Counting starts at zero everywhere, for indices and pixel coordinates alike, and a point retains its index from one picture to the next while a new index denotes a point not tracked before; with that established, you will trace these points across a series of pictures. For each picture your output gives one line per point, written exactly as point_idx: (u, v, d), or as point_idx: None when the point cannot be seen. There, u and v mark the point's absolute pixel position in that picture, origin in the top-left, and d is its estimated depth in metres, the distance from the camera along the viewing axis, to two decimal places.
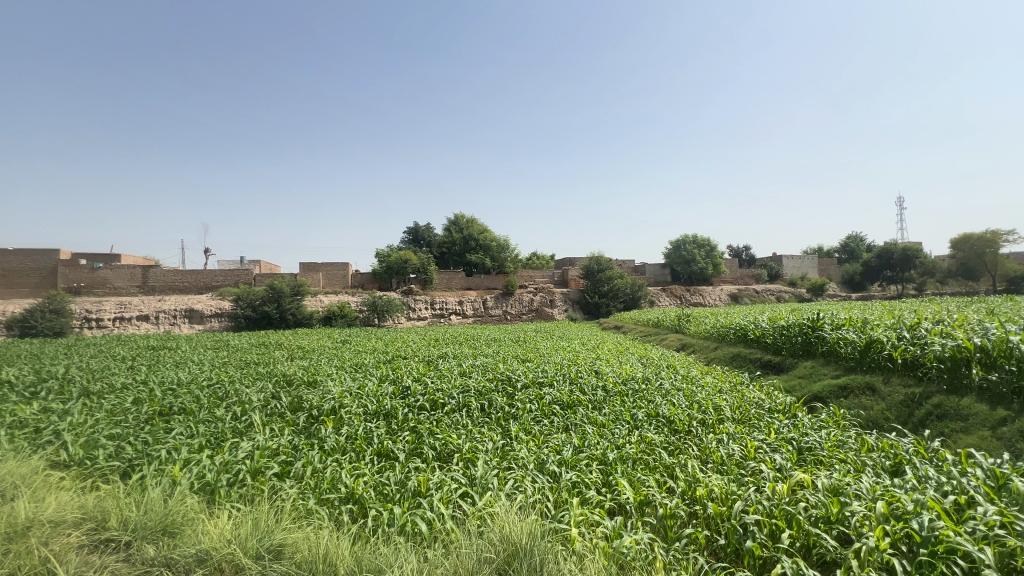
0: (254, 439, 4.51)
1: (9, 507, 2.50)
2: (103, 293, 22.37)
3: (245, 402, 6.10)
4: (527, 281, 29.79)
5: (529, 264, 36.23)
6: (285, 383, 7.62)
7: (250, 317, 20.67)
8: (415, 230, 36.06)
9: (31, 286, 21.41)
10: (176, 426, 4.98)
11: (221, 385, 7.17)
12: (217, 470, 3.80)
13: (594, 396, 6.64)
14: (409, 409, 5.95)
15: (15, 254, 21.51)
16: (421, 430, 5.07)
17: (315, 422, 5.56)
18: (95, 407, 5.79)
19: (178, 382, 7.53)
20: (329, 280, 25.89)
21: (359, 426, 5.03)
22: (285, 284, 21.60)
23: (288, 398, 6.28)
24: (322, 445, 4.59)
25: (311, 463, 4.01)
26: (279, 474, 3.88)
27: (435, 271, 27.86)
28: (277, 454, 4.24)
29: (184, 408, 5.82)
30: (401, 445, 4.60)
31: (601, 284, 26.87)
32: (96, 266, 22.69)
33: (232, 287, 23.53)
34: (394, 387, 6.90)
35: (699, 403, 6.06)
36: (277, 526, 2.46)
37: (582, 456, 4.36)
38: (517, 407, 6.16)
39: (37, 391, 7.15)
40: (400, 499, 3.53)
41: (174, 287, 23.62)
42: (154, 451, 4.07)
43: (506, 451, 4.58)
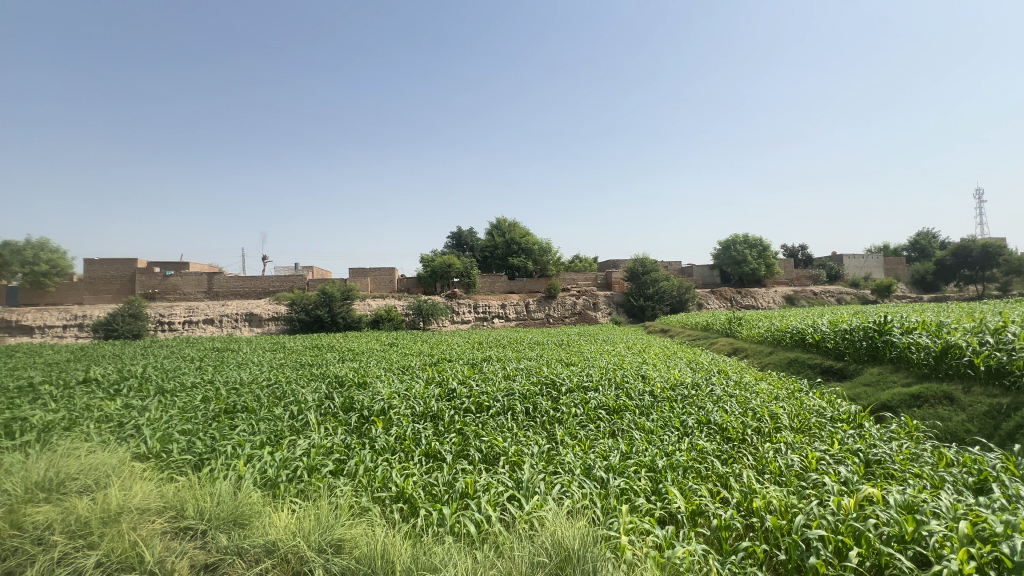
0: (310, 437, 4.73)
1: (102, 494, 2.74)
2: (174, 298, 24.15)
3: (301, 401, 6.42)
4: (570, 284, 29.61)
5: (571, 267, 35.99)
6: (337, 383, 7.95)
7: (304, 320, 21.72)
8: (459, 234, 36.77)
9: (114, 292, 23.54)
10: (239, 423, 5.32)
11: (279, 385, 7.59)
12: (277, 466, 4.03)
13: (641, 401, 6.49)
14: (455, 411, 6.07)
15: (100, 263, 23.64)
16: (467, 432, 5.15)
17: (366, 421, 5.77)
18: (169, 405, 6.27)
19: (241, 381, 8.03)
20: (376, 285, 26.75)
21: (407, 427, 5.17)
22: (336, 289, 22.54)
23: (340, 398, 6.56)
24: (373, 444, 4.75)
25: (363, 461, 4.17)
26: (333, 471, 4.07)
27: (478, 274, 28.23)
28: (331, 452, 4.44)
29: (247, 406, 6.20)
30: (448, 446, 4.70)
31: (645, 287, 26.28)
32: (167, 273, 24.53)
33: (288, 292, 24.83)
34: (440, 389, 7.06)
35: (753, 411, 5.79)
36: (336, 521, 2.55)
37: (630, 462, 4.28)
38: (562, 411, 6.14)
39: (120, 387, 7.86)
40: (448, 500, 3.60)
41: (236, 292, 25.21)
42: (221, 446, 4.36)
43: (552, 455, 4.57)
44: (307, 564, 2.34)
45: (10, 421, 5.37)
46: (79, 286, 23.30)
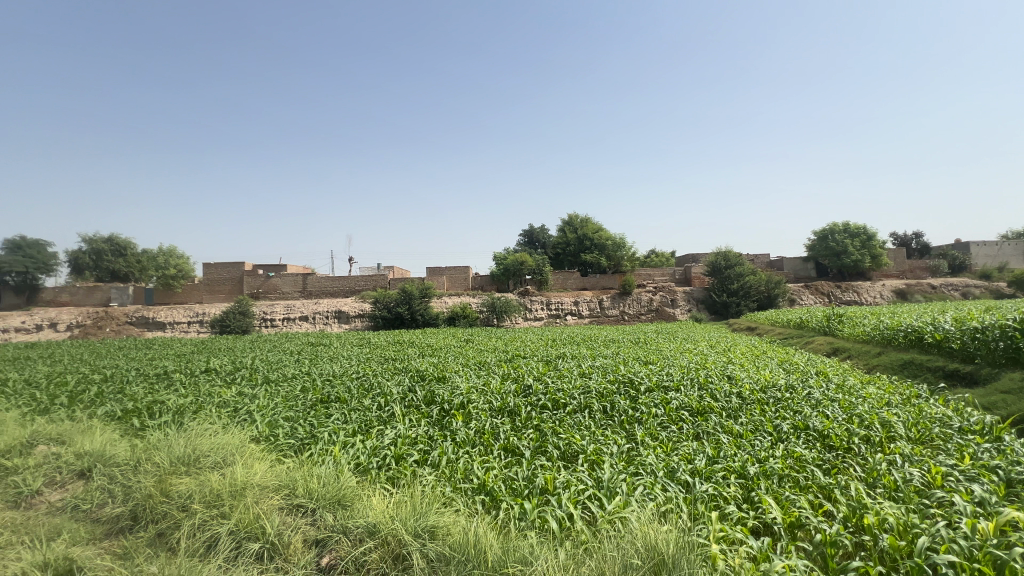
0: (397, 428, 5.02)
1: (230, 471, 3.08)
2: (275, 298, 26.69)
3: (387, 393, 6.84)
4: (645, 279, 28.58)
5: (647, 263, 34.73)
6: (419, 377, 8.36)
7: (386, 317, 23.03)
8: (531, 232, 37.06)
9: (226, 292, 26.53)
10: (334, 413, 5.78)
11: (367, 377, 8.12)
12: (368, 454, 4.32)
13: (727, 403, 6.12)
14: (532, 407, 6.11)
15: (215, 267, 26.77)
16: (544, 428, 5.17)
17: (447, 414, 6.00)
18: (274, 393, 6.97)
19: (333, 374, 8.70)
20: (452, 283, 27.65)
21: (486, 422, 5.30)
22: (415, 287, 23.64)
23: (423, 391, 6.88)
24: (454, 437, 4.92)
25: (446, 453, 4.35)
26: (418, 461, 4.29)
27: (550, 271, 28.21)
28: (416, 442, 4.67)
29: (339, 397, 6.72)
30: (526, 442, 4.75)
31: (729, 282, 24.73)
32: (269, 275, 27.19)
33: (371, 291, 26.45)
34: (516, 385, 7.15)
35: (860, 417, 5.23)
36: (428, 509, 2.67)
37: (717, 467, 4.06)
38: (641, 411, 5.95)
39: (234, 377, 8.87)
40: (529, 496, 3.64)
41: (327, 291, 27.32)
42: (319, 432, 4.77)
43: (632, 456, 4.46)
44: (404, 547, 2.47)
45: (152, 404, 6.27)
46: (199, 287, 26.56)
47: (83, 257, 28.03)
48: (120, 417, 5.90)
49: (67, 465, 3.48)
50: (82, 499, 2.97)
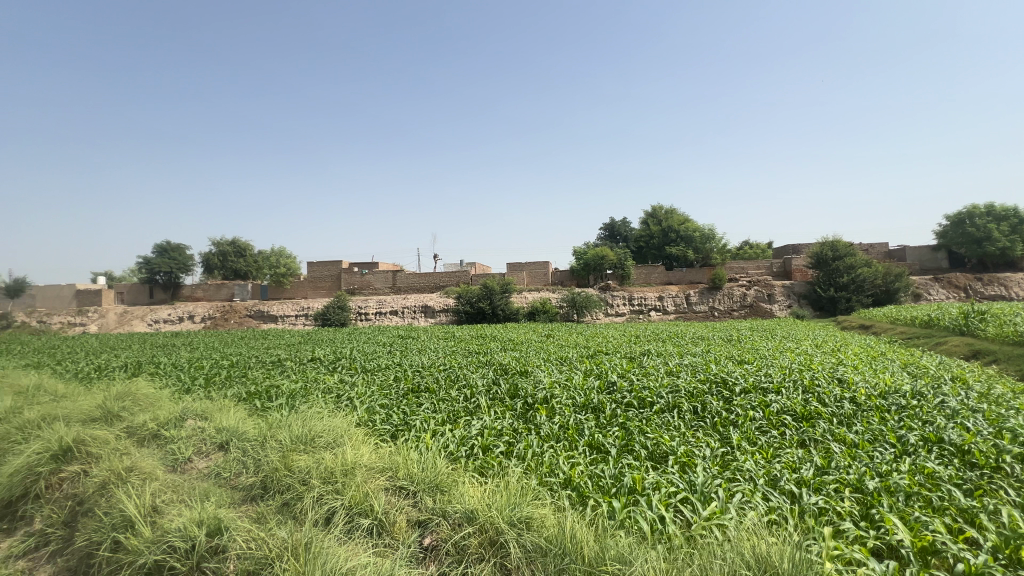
0: (483, 420, 5.18)
1: (341, 452, 3.36)
2: (369, 293, 28.69)
3: (472, 385, 7.10)
4: (738, 273, 26.69)
5: (739, 255, 32.39)
6: (502, 370, 8.55)
7: (469, 312, 23.83)
8: (612, 225, 36.35)
9: (327, 288, 29.06)
10: (424, 402, 6.11)
11: (453, 369, 8.49)
12: (457, 442, 4.51)
13: (838, 409, 5.53)
14: (617, 405, 5.98)
15: (317, 265, 29.41)
16: (631, 426, 5.03)
17: (530, 408, 6.07)
18: (371, 382, 7.54)
19: (422, 365, 9.20)
20: (532, 279, 27.86)
21: (570, 418, 5.28)
22: (496, 283, 24.18)
23: (506, 385, 7.02)
24: (538, 431, 4.97)
25: (531, 446, 4.42)
26: (504, 452, 4.40)
27: (632, 266, 27.42)
28: (502, 434, 4.79)
29: (428, 387, 7.09)
30: (611, 440, 4.67)
31: (837, 275, 22.34)
32: (364, 272, 29.32)
33: (455, 287, 27.50)
34: (599, 381, 7.04)
35: (1013, 432, 4.45)
36: (521, 500, 2.71)
37: (828, 478, 3.69)
38: (737, 413, 5.57)
39: (335, 366, 9.71)
40: (616, 495, 3.59)
41: (414, 287, 28.87)
42: (411, 420, 5.08)
43: (727, 461, 4.20)
44: (499, 535, 2.53)
45: (270, 387, 7.08)
46: (304, 284, 29.35)
47: (212, 258, 32.25)
48: (245, 398, 6.72)
49: (210, 438, 4.02)
50: (223, 467, 3.43)
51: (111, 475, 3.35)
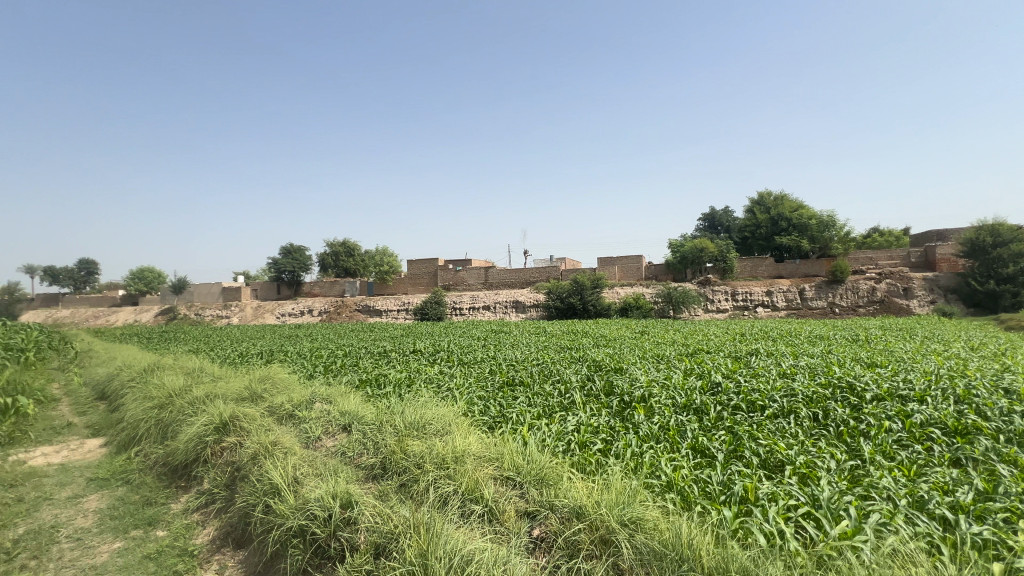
0: (578, 416, 5.16)
1: (451, 440, 3.54)
2: (463, 289, 29.93)
3: (566, 381, 7.09)
4: (864, 264, 23.63)
5: (866, 245, 28.55)
6: (596, 367, 8.45)
7: (559, 307, 23.82)
8: (712, 215, 34.15)
9: (425, 284, 30.85)
10: (520, 396, 6.25)
11: (547, 364, 8.56)
12: (554, 437, 4.54)
13: (1005, 425, 4.63)
14: (723, 407, 5.60)
15: (416, 263, 31.32)
16: (739, 431, 4.68)
17: (627, 406, 5.91)
18: (469, 374, 7.88)
19: (516, 359, 9.39)
20: (624, 273, 27.06)
21: (671, 418, 5.05)
22: (587, 278, 23.89)
23: (601, 382, 6.91)
24: (637, 430, 4.82)
25: (629, 445, 4.32)
26: (602, 450, 4.35)
27: (736, 258, 25.52)
28: (599, 431, 4.74)
29: (523, 381, 7.23)
30: (717, 443, 4.39)
31: (997, 264, 18.84)
32: (458, 269, 30.62)
33: (545, 283, 27.66)
34: (701, 381, 6.65)
35: None
36: (631, 501, 2.66)
37: (995, 507, 3.11)
38: (868, 423, 4.91)
39: (435, 357, 10.29)
40: (725, 503, 3.38)
41: (506, 283, 29.54)
42: (508, 413, 5.22)
43: (858, 476, 3.73)
44: (611, 534, 2.50)
45: (380, 376, 7.71)
46: (404, 281, 31.41)
47: (327, 258, 35.81)
48: (359, 384, 7.40)
49: (335, 420, 4.47)
50: (348, 447, 3.80)
51: (259, 448, 3.87)
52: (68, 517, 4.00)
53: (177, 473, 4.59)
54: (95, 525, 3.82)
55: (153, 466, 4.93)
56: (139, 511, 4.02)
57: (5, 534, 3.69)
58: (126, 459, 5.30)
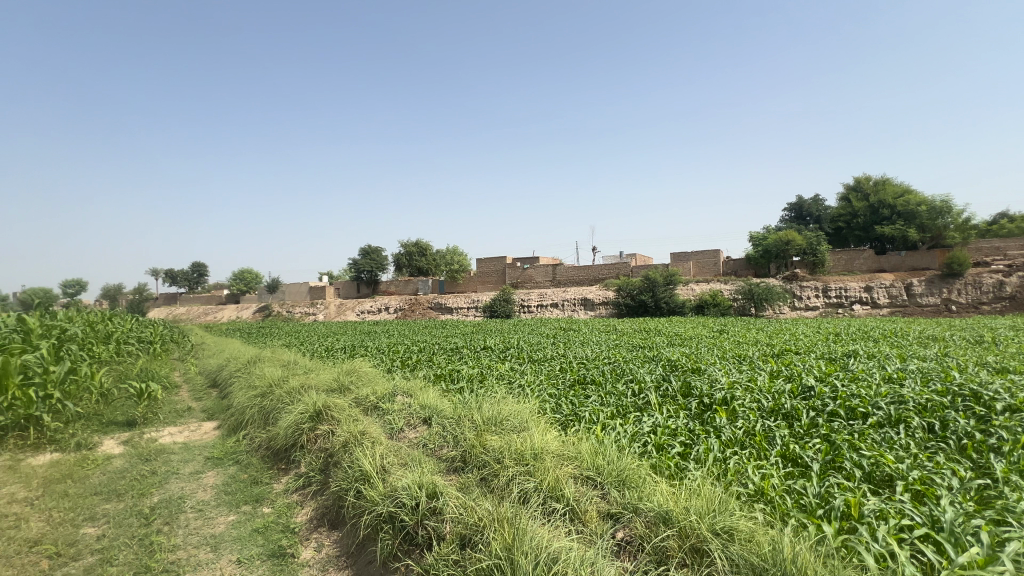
0: (654, 417, 4.98)
1: (528, 436, 3.57)
2: (531, 287, 30.10)
3: (640, 380, 6.89)
4: (988, 255, 20.68)
5: (991, 233, 24.92)
6: (671, 366, 8.12)
7: (630, 305, 23.21)
8: (799, 204, 31.59)
9: (494, 282, 31.43)
10: (591, 394, 6.16)
11: (619, 363, 8.37)
12: (630, 438, 4.42)
13: None
14: (817, 413, 5.13)
15: (485, 261, 31.97)
16: (837, 439, 4.26)
17: (707, 408, 5.61)
18: (539, 371, 7.92)
19: (587, 357, 9.28)
20: (699, 269, 25.79)
21: (757, 423, 4.72)
22: (659, 274, 23.07)
23: (677, 382, 6.62)
24: (718, 434, 4.56)
25: (711, 449, 4.09)
26: (681, 453, 4.17)
27: (828, 251, 23.39)
28: (677, 434, 4.54)
29: (594, 379, 7.12)
30: (811, 452, 4.03)
31: None
32: (525, 266, 30.86)
33: (615, 280, 27.08)
34: (791, 384, 6.14)
35: None
36: (724, 511, 2.53)
37: None
38: (1000, 437, 4.26)
39: (506, 354, 10.45)
40: (823, 518, 3.10)
41: (574, 280, 29.31)
42: (580, 412, 5.16)
43: (989, 497, 3.25)
44: (704, 542, 2.39)
45: (454, 371, 7.97)
46: (474, 279, 32.19)
47: (402, 258, 37.63)
48: (435, 379, 7.69)
49: (416, 413, 4.67)
50: (429, 440, 3.95)
51: (350, 436, 4.14)
52: (192, 490, 4.54)
53: (279, 456, 5.05)
54: (213, 498, 4.31)
55: (258, 448, 5.47)
56: (248, 488, 4.47)
57: (143, 502, 4.26)
58: (237, 441, 5.93)
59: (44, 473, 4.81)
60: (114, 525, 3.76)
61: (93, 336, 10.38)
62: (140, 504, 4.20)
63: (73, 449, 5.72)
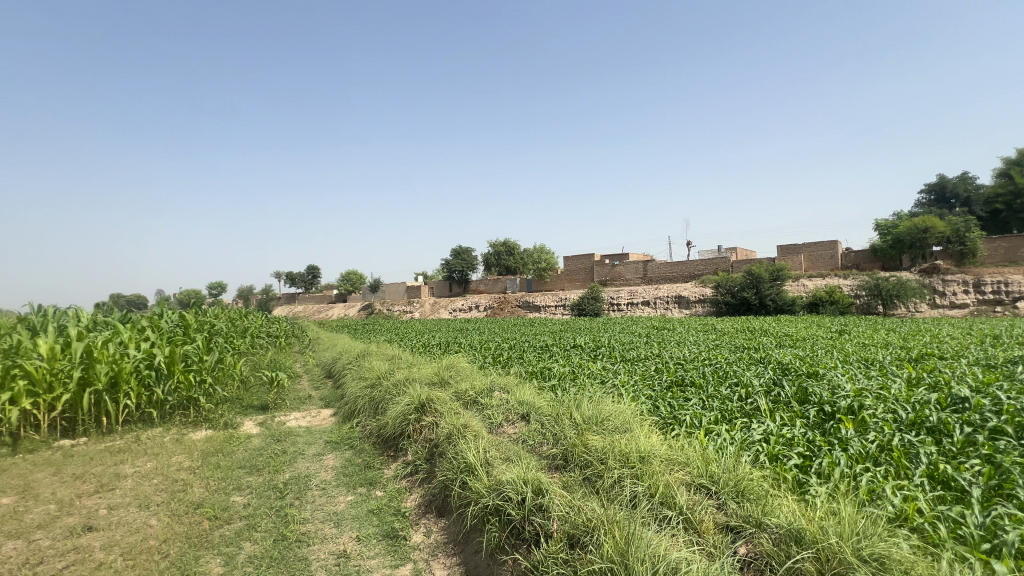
0: (766, 424, 4.56)
1: (632, 438, 3.45)
2: (620, 284, 29.32)
3: (747, 384, 6.35)
4: None
5: None
6: (783, 370, 7.39)
7: (730, 303, 21.61)
8: (941, 185, 27.27)
9: (582, 280, 31.12)
10: (692, 397, 5.80)
11: (721, 365, 7.80)
12: (738, 446, 4.09)
13: None
14: (975, 429, 4.33)
15: (573, 259, 31.76)
16: (1005, 461, 3.56)
17: (829, 417, 5.01)
18: (633, 371, 7.64)
19: (685, 358, 8.78)
20: (812, 262, 23.29)
21: (894, 437, 4.11)
22: (764, 269, 21.23)
23: (791, 387, 6.00)
24: (845, 447, 4.05)
25: (836, 463, 3.65)
26: (799, 466, 3.76)
27: (980, 239, 19.88)
28: (794, 444, 4.11)
29: (694, 381, 6.71)
30: (969, 474, 3.42)
31: None
32: (615, 264, 30.15)
33: (712, 276, 25.42)
34: (937, 394, 5.26)
35: None
36: (873, 538, 2.23)
37: None
38: None
39: (597, 353, 10.26)
40: (991, 555, 2.61)
41: (667, 277, 28.01)
42: (680, 415, 4.89)
43: None
44: (848, 570, 2.12)
45: (546, 369, 7.99)
46: (562, 277, 32.13)
47: (490, 258, 38.83)
48: (528, 376, 7.77)
49: (514, 409, 4.74)
50: (528, 436, 3.99)
51: (453, 428, 4.32)
52: (316, 470, 5.04)
53: (388, 444, 5.43)
54: (334, 478, 4.76)
55: (370, 436, 5.93)
56: (363, 472, 4.86)
57: (278, 477, 4.83)
58: (351, 427, 6.49)
59: (202, 446, 5.65)
60: (257, 496, 4.30)
61: (234, 330, 12.01)
62: (275, 479, 4.76)
63: (222, 427, 6.65)
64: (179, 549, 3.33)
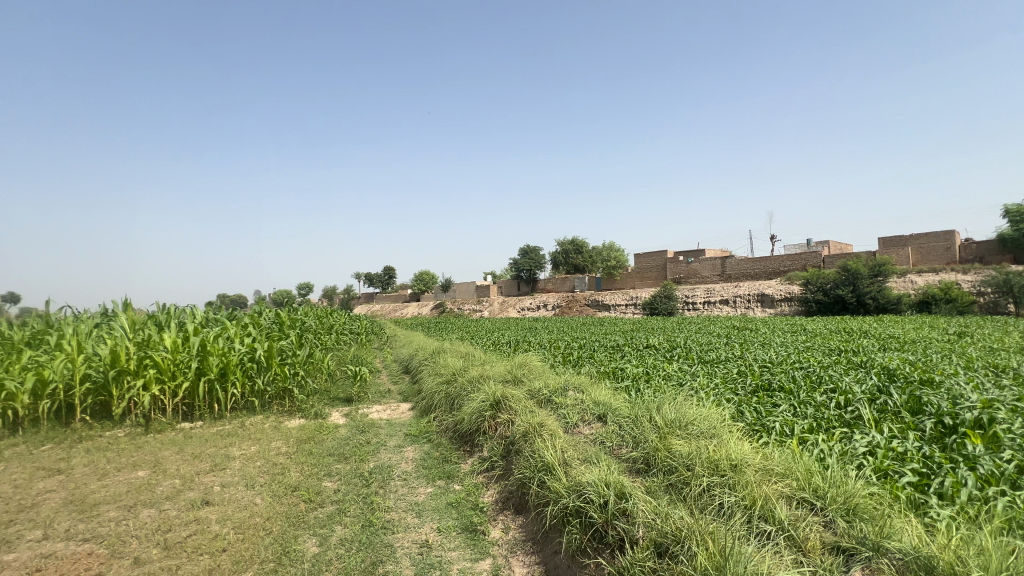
0: (871, 435, 4.09)
1: (720, 445, 3.24)
2: (695, 282, 27.93)
3: (846, 390, 5.75)
4: None
5: None
6: (889, 375, 6.62)
7: (821, 301, 19.78)
8: None
9: (653, 278, 30.04)
10: (781, 403, 5.36)
11: (813, 368, 7.15)
12: (839, 458, 3.71)
13: None
14: None
15: (644, 257, 30.74)
16: None
17: (950, 430, 4.40)
18: (713, 374, 7.22)
19: (771, 360, 8.17)
20: (922, 255, 20.72)
21: None
22: (862, 265, 19.23)
23: (900, 396, 5.34)
24: (974, 465, 3.52)
25: (963, 483, 3.19)
26: (915, 484, 3.34)
27: None
28: (907, 460, 3.66)
29: (782, 386, 6.20)
30: None
31: None
32: (690, 261, 28.75)
33: (800, 273, 23.44)
34: None
35: None
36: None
37: None
38: None
39: (672, 354, 9.84)
40: None
41: (747, 274, 26.25)
42: (769, 422, 4.53)
43: None
44: None
45: (619, 369, 7.78)
46: (632, 275, 31.21)
47: (558, 257, 38.73)
48: (601, 376, 7.61)
49: (590, 409, 4.66)
50: (606, 437, 3.90)
51: (529, 427, 4.33)
52: (397, 460, 5.29)
53: (464, 439, 5.56)
54: (413, 470, 4.96)
55: (446, 431, 6.11)
56: (440, 465, 5.02)
57: (363, 466, 5.12)
58: (428, 422, 6.73)
59: (296, 433, 6.15)
60: (345, 483, 4.58)
61: (321, 327, 12.95)
62: (361, 468, 5.05)
63: (312, 417, 7.19)
64: (280, 527, 3.64)
